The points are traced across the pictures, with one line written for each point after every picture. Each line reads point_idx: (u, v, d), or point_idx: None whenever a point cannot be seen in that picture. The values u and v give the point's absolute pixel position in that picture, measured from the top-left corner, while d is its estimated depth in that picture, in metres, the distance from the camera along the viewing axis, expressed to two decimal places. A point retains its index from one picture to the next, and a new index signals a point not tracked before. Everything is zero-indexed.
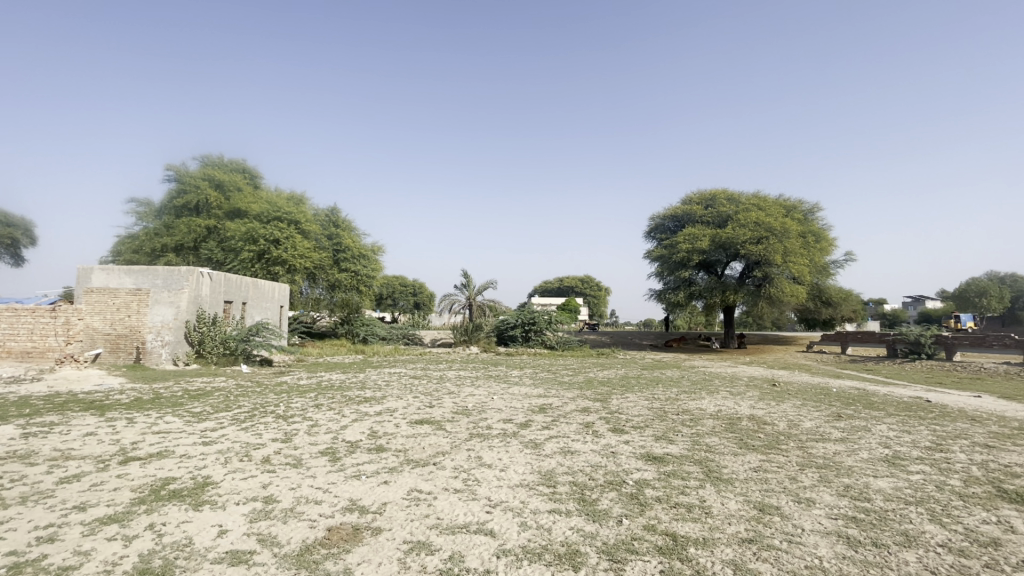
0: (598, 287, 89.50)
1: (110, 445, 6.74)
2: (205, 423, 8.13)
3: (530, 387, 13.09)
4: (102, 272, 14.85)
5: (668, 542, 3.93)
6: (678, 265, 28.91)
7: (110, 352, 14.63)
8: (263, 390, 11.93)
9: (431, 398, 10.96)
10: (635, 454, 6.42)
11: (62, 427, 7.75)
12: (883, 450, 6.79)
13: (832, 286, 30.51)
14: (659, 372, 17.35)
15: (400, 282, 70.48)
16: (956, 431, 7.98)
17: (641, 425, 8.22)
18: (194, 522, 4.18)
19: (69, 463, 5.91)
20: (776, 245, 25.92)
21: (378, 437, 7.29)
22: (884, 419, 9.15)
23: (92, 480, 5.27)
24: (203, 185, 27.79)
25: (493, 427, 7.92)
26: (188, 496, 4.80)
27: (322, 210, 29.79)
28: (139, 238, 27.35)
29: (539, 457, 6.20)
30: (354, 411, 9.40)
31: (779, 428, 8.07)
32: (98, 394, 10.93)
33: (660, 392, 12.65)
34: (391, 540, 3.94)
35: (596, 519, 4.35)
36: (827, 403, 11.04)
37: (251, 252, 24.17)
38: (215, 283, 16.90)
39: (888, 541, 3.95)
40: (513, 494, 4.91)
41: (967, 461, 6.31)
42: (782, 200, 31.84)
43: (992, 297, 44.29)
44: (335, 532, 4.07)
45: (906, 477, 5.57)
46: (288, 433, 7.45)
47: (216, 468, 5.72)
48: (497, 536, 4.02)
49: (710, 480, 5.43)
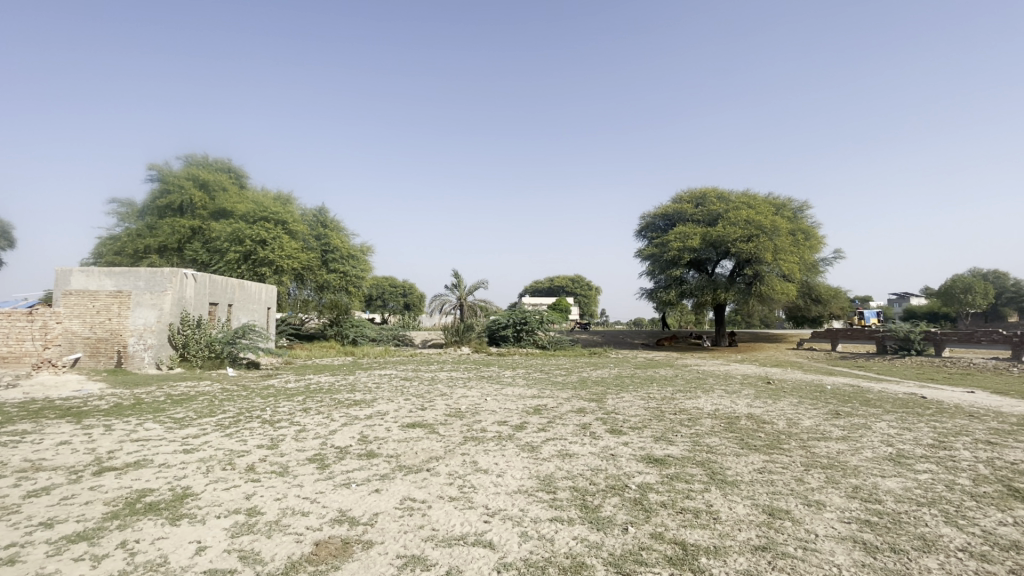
0: (590, 287, 89.41)
1: (84, 455, 6.39)
2: (187, 429, 7.79)
3: (523, 387, 12.91)
4: (82, 273, 14.38)
5: (678, 551, 3.72)
6: (669, 263, 28.87)
7: (90, 356, 14.17)
8: (248, 394, 11.56)
9: (424, 400, 10.73)
10: (636, 457, 6.20)
11: (34, 436, 7.38)
12: (886, 448, 6.65)
13: (821, 283, 30.64)
14: (653, 371, 17.11)
15: (390, 283, 69.70)
16: (956, 428, 7.91)
17: (639, 426, 8.05)
18: (170, 539, 3.89)
19: (40, 474, 5.59)
20: (766, 243, 25.92)
21: (369, 441, 7.01)
22: (883, 416, 9.08)
23: (63, 493, 4.94)
24: (187, 185, 27.19)
25: (488, 429, 7.72)
26: (166, 509, 4.50)
27: (309, 211, 29.31)
28: (122, 238, 26.71)
29: (537, 461, 5.96)
30: (344, 414, 9.12)
31: (779, 428, 7.90)
32: (77, 401, 10.51)
33: (656, 390, 12.51)
34: (384, 555, 3.69)
35: (600, 527, 4.13)
36: (823, 401, 10.97)
37: (236, 253, 23.67)
38: (200, 284, 16.45)
39: (906, 547, 3.77)
40: (511, 501, 4.67)
41: (974, 459, 6.18)
42: (771, 198, 31.83)
43: (977, 293, 44.73)
44: (323, 547, 3.81)
45: (915, 477, 5.42)
46: (274, 439, 7.15)
47: (197, 478, 5.42)
48: (497, 548, 3.78)
49: (715, 483, 5.23)
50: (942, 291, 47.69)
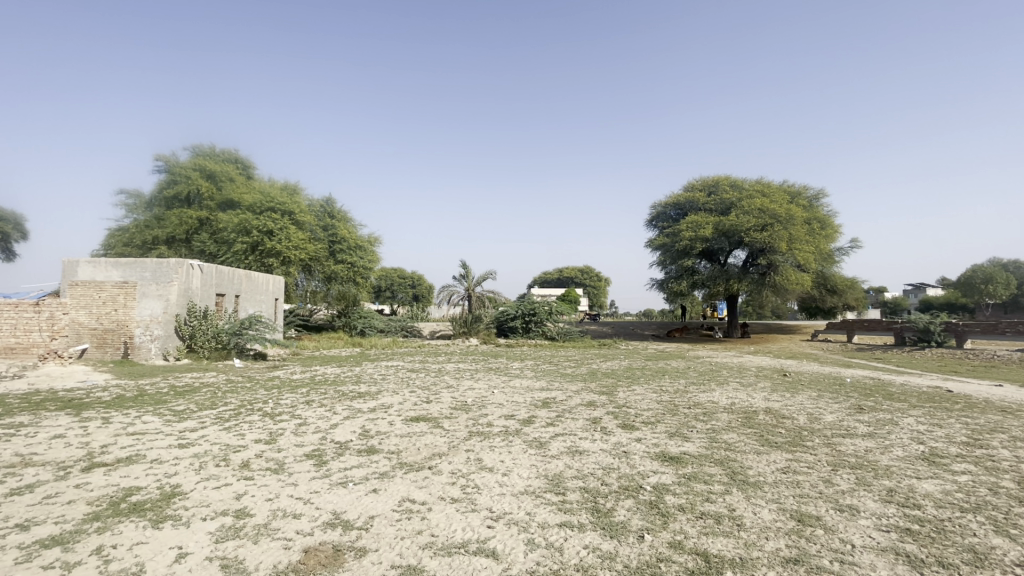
0: (597, 278, 88.52)
1: (76, 450, 6.18)
2: (186, 422, 7.59)
3: (532, 379, 12.54)
4: (89, 264, 14.22)
5: (701, 563, 3.38)
6: (680, 253, 28.32)
7: (97, 348, 14.05)
8: (253, 386, 11.33)
9: (429, 393, 10.44)
10: (649, 454, 5.86)
11: (29, 429, 7.20)
12: (918, 447, 6.24)
13: (837, 274, 29.87)
14: (663, 363, 16.68)
15: (399, 274, 70.05)
16: (991, 425, 7.43)
17: (651, 421, 7.67)
18: (150, 544, 3.62)
19: (26, 471, 5.36)
20: (781, 232, 25.21)
21: (370, 436, 6.73)
22: (910, 412, 8.60)
23: (46, 491, 4.71)
24: (194, 176, 27.06)
25: (494, 424, 7.37)
26: (150, 510, 4.23)
27: (316, 201, 28.83)
28: (130, 231, 26.72)
29: (544, 459, 5.63)
30: (347, 407, 8.84)
31: (800, 424, 7.51)
32: (80, 392, 10.36)
33: (668, 383, 12.10)
34: (377, 565, 3.38)
35: (613, 534, 3.80)
36: (845, 395, 10.48)
37: (244, 244, 23.63)
38: (206, 275, 16.20)
39: (957, 561, 3.39)
40: (518, 504, 4.34)
41: (1013, 458, 5.77)
42: (787, 185, 31.05)
43: (998, 283, 43.77)
44: (313, 554, 3.51)
45: (954, 479, 5.02)
46: (273, 433, 6.91)
47: (188, 475, 5.16)
48: (500, 558, 3.46)
49: (736, 484, 4.85)
50: (961, 282, 46.85)
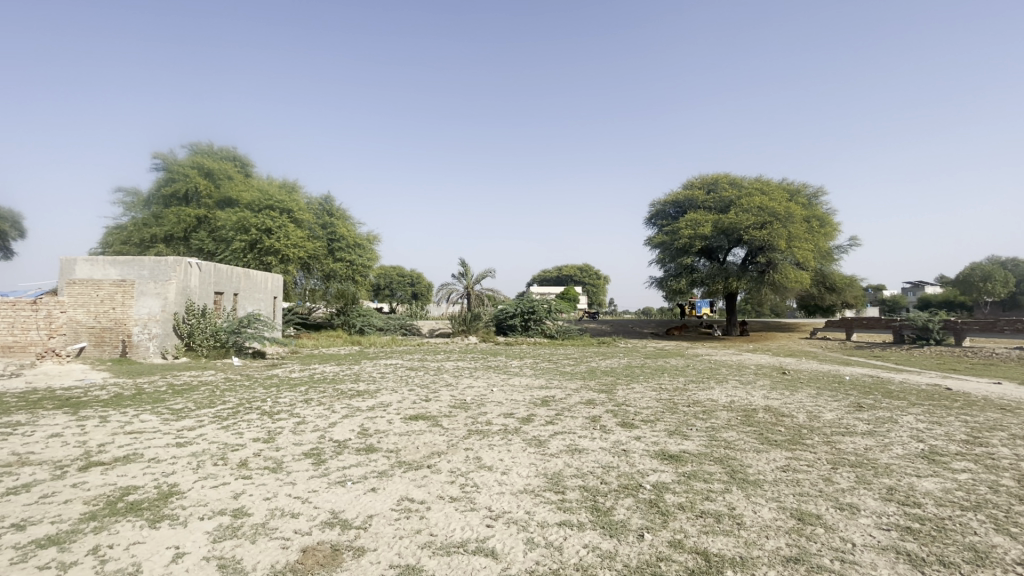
0: (596, 277, 88.51)
1: (73, 449, 6.14)
2: (184, 421, 7.55)
3: (531, 377, 12.52)
4: (86, 262, 14.16)
5: (701, 563, 3.37)
6: (679, 251, 28.30)
7: (95, 346, 13.96)
8: (251, 385, 11.29)
9: (428, 391, 10.41)
10: (648, 452, 5.85)
11: (26, 428, 7.17)
12: (918, 445, 6.23)
13: (836, 272, 29.86)
14: (663, 361, 16.68)
15: (399, 272, 70.00)
16: (990, 423, 7.42)
17: (651, 419, 7.65)
18: (147, 544, 3.60)
19: (23, 470, 5.33)
20: (780, 230, 25.19)
21: (368, 435, 6.71)
22: (909, 409, 8.60)
23: (42, 491, 4.68)
24: (192, 173, 26.94)
25: (493, 422, 7.34)
26: (147, 510, 4.20)
27: (315, 199, 28.76)
28: (128, 229, 26.65)
29: (544, 457, 5.61)
30: (346, 406, 8.81)
31: (800, 422, 7.50)
32: (77, 391, 10.32)
33: (667, 381, 12.10)
34: (375, 565, 3.36)
35: (613, 533, 3.78)
36: (845, 393, 10.47)
37: (243, 243, 23.58)
38: (204, 273, 16.16)
39: (958, 560, 3.37)
40: (517, 503, 4.33)
41: (1012, 456, 5.76)
42: (787, 183, 31.01)
43: (997, 281, 43.71)
44: (311, 554, 3.49)
45: (954, 478, 5.00)
46: (271, 432, 6.88)
47: (186, 474, 5.13)
48: (499, 558, 3.44)
49: (736, 483, 4.84)
50: (959, 280, 46.81)
